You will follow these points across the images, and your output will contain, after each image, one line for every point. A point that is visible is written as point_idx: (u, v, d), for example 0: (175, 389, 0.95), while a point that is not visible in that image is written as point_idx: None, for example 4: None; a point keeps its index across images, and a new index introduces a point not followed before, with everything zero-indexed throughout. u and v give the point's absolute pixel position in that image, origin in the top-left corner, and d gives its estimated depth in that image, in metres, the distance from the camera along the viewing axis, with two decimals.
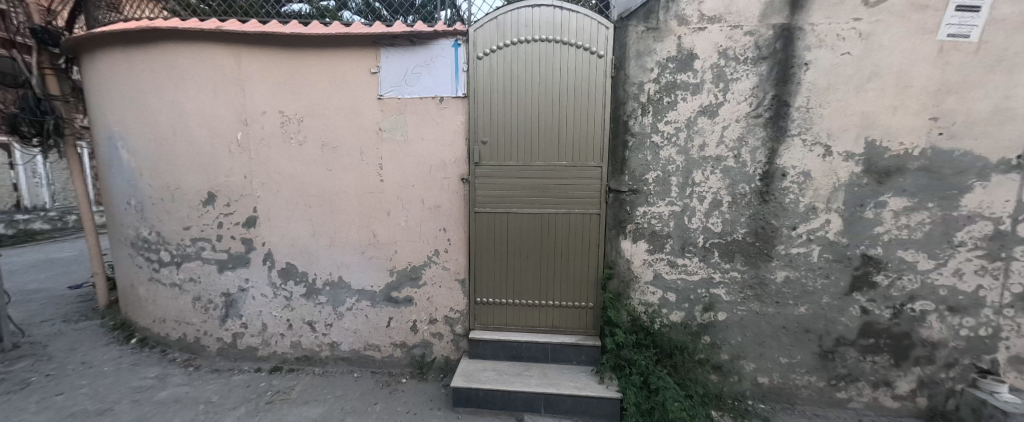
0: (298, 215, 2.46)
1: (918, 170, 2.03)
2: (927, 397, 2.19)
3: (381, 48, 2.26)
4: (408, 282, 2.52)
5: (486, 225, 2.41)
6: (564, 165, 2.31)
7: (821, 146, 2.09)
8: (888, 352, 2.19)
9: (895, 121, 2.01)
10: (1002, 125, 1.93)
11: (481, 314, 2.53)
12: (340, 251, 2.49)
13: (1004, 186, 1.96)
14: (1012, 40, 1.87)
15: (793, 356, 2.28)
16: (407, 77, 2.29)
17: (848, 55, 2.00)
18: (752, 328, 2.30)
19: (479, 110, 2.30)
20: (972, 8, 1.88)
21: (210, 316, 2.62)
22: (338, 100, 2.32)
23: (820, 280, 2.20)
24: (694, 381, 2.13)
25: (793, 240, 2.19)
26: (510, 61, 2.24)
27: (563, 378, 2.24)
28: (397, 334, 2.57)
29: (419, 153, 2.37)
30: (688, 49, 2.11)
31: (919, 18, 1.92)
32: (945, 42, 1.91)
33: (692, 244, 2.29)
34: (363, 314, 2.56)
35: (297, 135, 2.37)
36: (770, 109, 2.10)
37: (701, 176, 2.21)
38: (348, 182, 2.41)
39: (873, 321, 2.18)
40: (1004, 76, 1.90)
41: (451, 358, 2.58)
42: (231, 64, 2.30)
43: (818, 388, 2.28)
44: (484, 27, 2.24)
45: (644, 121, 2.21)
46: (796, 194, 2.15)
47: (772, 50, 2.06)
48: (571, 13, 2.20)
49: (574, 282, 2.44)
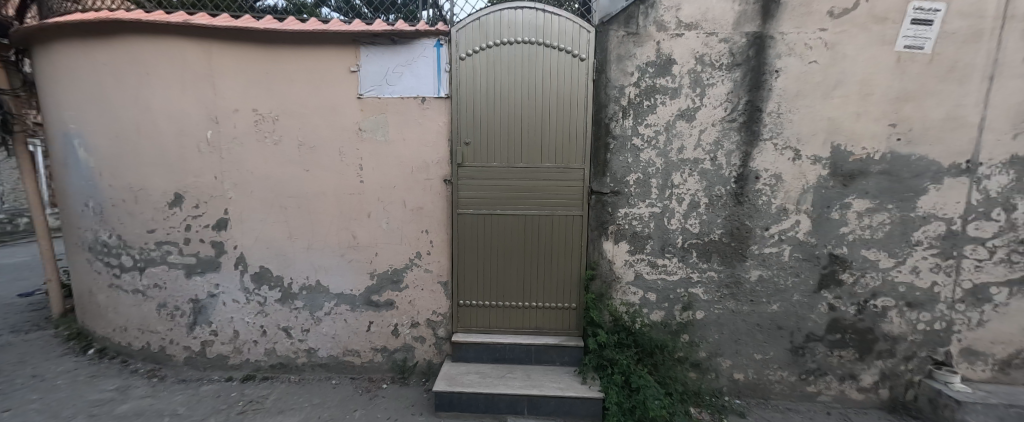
0: (273, 217, 2.38)
1: (880, 173, 2.15)
2: (889, 388, 2.31)
3: (361, 46, 2.22)
4: (389, 285, 2.47)
5: (469, 227, 2.39)
6: (547, 166, 2.32)
7: (791, 150, 2.18)
8: (853, 347, 2.30)
9: (858, 126, 2.12)
10: (953, 131, 2.07)
11: (464, 316, 2.50)
12: (318, 254, 2.42)
13: (955, 188, 2.10)
14: (960, 52, 2.01)
15: (767, 352, 2.37)
16: (388, 76, 2.25)
17: (816, 63, 2.09)
18: (728, 326, 2.37)
19: (462, 111, 2.28)
20: (925, 22, 2.01)
21: (177, 324, 2.49)
22: (316, 99, 2.25)
23: (791, 278, 2.29)
24: (674, 379, 2.17)
25: (766, 240, 2.28)
26: (493, 62, 2.24)
27: (546, 379, 2.24)
28: (377, 339, 2.52)
29: (400, 154, 2.33)
30: (666, 54, 2.17)
31: (879, 30, 2.04)
32: (902, 53, 2.04)
33: (672, 244, 2.34)
34: (341, 318, 2.49)
35: (272, 135, 2.29)
36: (743, 114, 2.18)
37: (680, 178, 2.27)
38: (327, 184, 2.35)
39: (840, 317, 2.28)
40: (954, 86, 2.04)
41: (434, 362, 2.54)
42: (200, 60, 2.20)
43: (790, 383, 2.37)
44: (466, 27, 2.23)
45: (626, 124, 2.25)
46: (768, 196, 2.23)
47: (746, 57, 2.14)
48: (553, 16, 2.21)
49: (557, 283, 2.45)
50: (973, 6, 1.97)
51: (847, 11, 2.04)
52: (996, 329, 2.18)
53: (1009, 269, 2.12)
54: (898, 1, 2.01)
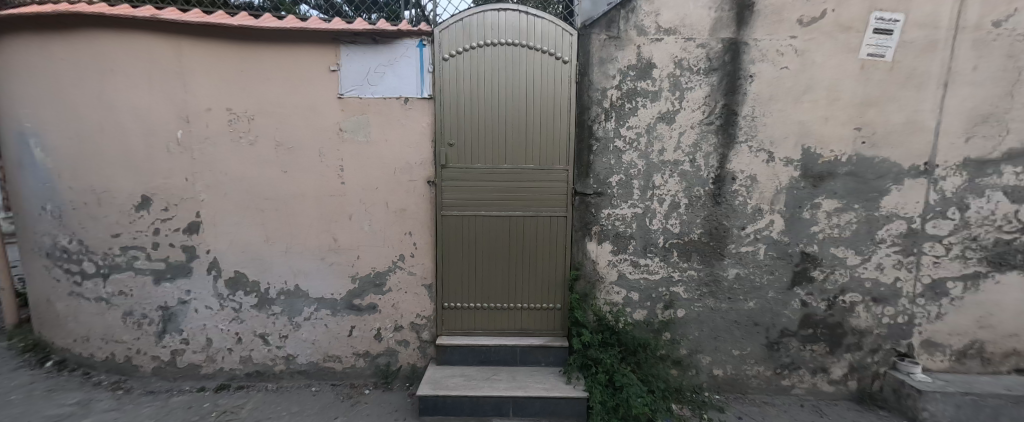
0: (249, 220, 2.30)
1: (847, 175, 2.25)
2: (857, 380, 2.42)
3: (341, 45, 2.17)
4: (371, 289, 2.42)
5: (453, 229, 2.37)
6: (532, 168, 2.33)
7: (765, 152, 2.26)
8: (824, 341, 2.40)
9: (826, 130, 2.22)
10: (912, 135, 2.19)
11: (449, 319, 2.48)
12: (297, 257, 2.35)
13: (914, 189, 2.23)
14: (918, 61, 2.13)
15: (744, 348, 2.44)
16: (369, 76, 2.21)
17: (787, 69, 2.18)
18: (708, 323, 2.43)
19: (446, 112, 2.27)
20: (886, 31, 2.12)
21: (145, 333, 2.38)
22: (294, 98, 2.20)
23: (766, 276, 2.37)
24: (656, 376, 2.20)
25: (742, 239, 2.35)
26: (476, 63, 2.24)
27: (531, 380, 2.25)
28: (359, 343, 2.47)
29: (383, 155, 2.30)
30: (646, 58, 2.21)
31: (844, 38, 2.14)
32: (865, 60, 2.15)
33: (654, 244, 2.39)
34: (321, 323, 2.43)
35: (247, 135, 2.21)
36: (720, 117, 2.25)
37: (661, 179, 2.32)
38: (306, 185, 2.29)
39: (812, 313, 2.38)
40: (912, 92, 2.16)
41: (418, 366, 2.51)
42: (169, 57, 2.11)
43: (766, 378, 2.46)
44: (449, 28, 2.21)
45: (608, 126, 2.29)
46: (744, 196, 2.31)
47: (722, 62, 2.21)
48: (536, 19, 2.23)
49: (542, 284, 2.46)
50: (929, 17, 2.10)
51: (815, 19, 2.14)
52: (953, 322, 2.32)
53: (963, 264, 2.26)
54: (862, 10, 2.11)
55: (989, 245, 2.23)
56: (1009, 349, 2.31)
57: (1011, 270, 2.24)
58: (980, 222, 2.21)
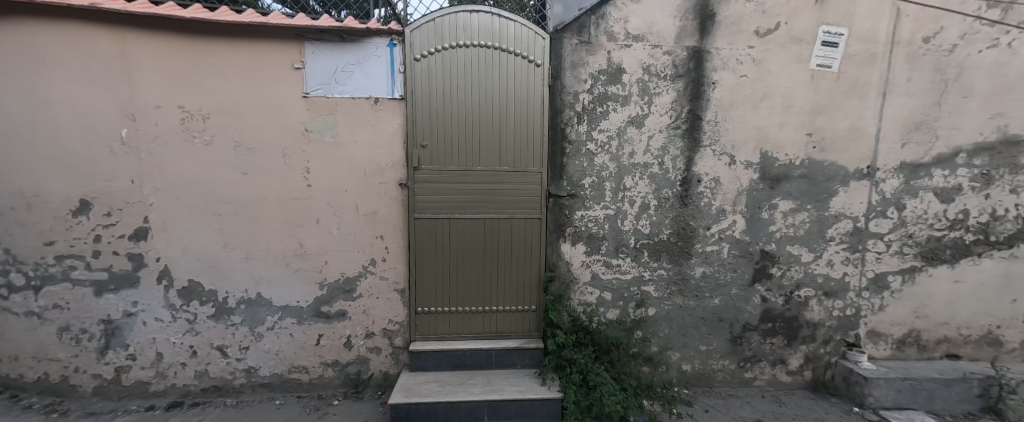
0: (205, 225, 2.16)
1: (800, 177, 2.40)
2: (812, 370, 2.58)
3: (306, 42, 2.09)
4: (340, 295, 2.34)
5: (427, 232, 2.33)
6: (506, 170, 2.33)
7: (727, 155, 2.37)
8: (782, 334, 2.54)
9: (781, 135, 2.36)
10: (856, 140, 2.37)
11: (422, 324, 2.43)
12: (259, 264, 2.24)
13: (859, 190, 2.41)
14: (860, 72, 2.31)
15: (710, 343, 2.54)
16: (337, 75, 2.14)
17: (746, 77, 2.30)
18: (677, 320, 2.52)
19: (418, 113, 2.23)
20: (833, 44, 2.28)
21: (85, 349, 2.17)
22: (255, 96, 2.09)
23: (729, 273, 2.48)
24: (629, 374, 2.25)
25: (708, 239, 2.45)
26: (449, 64, 2.21)
27: (506, 383, 2.24)
28: (328, 352, 2.37)
29: (351, 156, 2.22)
30: (616, 63, 2.27)
31: (796, 49, 2.28)
32: (815, 70, 2.30)
33: (626, 245, 2.44)
34: (286, 333, 2.32)
35: (202, 134, 2.08)
36: (686, 121, 2.34)
37: (631, 181, 2.38)
38: (268, 188, 2.18)
39: (771, 308, 2.51)
40: (856, 101, 2.34)
41: (390, 373, 2.45)
42: (113, 49, 1.95)
43: (731, 371, 2.57)
44: (420, 28, 2.17)
45: (580, 129, 2.32)
46: (709, 197, 2.41)
47: (687, 70, 2.30)
48: (509, 22, 2.23)
49: (517, 286, 2.46)
50: (869, 32, 2.28)
51: (770, 31, 2.27)
52: (893, 313, 2.51)
53: (902, 260, 2.46)
54: (811, 24, 2.26)
55: (923, 242, 2.44)
56: (941, 336, 2.53)
57: (941, 264, 2.46)
58: (915, 221, 2.42)
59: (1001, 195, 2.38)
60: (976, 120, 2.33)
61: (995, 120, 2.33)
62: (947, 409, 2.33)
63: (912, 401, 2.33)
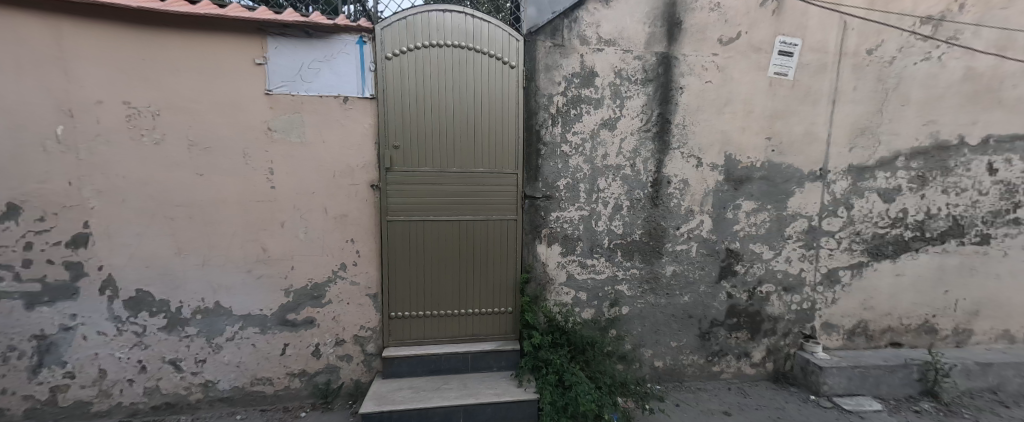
0: (156, 230, 2.01)
1: (761, 179, 2.53)
2: (773, 361, 2.72)
3: (268, 37, 1.99)
4: (308, 302, 2.24)
5: (400, 235, 2.27)
6: (481, 172, 2.31)
7: (695, 158, 2.47)
8: (745, 328, 2.66)
9: (743, 139, 2.48)
10: (810, 144, 2.53)
11: (396, 329, 2.37)
12: (217, 271, 2.10)
13: (813, 191, 2.57)
14: (813, 80, 2.47)
15: (680, 339, 2.62)
16: (302, 72, 2.06)
17: (710, 83, 2.40)
18: (650, 318, 2.58)
19: (390, 113, 2.17)
20: (788, 53, 2.43)
21: (13, 368, 1.93)
22: (212, 93, 1.96)
23: (698, 271, 2.58)
24: (603, 372, 2.27)
25: (678, 238, 2.53)
26: (422, 63, 2.17)
27: (483, 386, 2.22)
28: (294, 362, 2.26)
29: (319, 157, 2.14)
30: (589, 67, 2.31)
31: (756, 57, 2.41)
32: (773, 78, 2.44)
33: (600, 245, 2.48)
34: (248, 343, 2.19)
35: (152, 133, 1.93)
36: (656, 124, 2.42)
37: (605, 183, 2.43)
38: (228, 190, 2.05)
39: (736, 304, 2.63)
40: (809, 107, 2.50)
41: (362, 381, 2.37)
42: (44, 36, 1.76)
43: (700, 365, 2.66)
44: (392, 26, 2.12)
45: (555, 131, 2.35)
46: (678, 198, 2.50)
47: (656, 74, 2.37)
48: (483, 23, 2.23)
49: (493, 288, 2.45)
50: (820, 43, 2.44)
51: (732, 39, 2.38)
52: (844, 305, 2.70)
53: (851, 255, 2.64)
54: (768, 34, 2.40)
55: (869, 239, 2.63)
56: (885, 326, 2.74)
57: (885, 259, 2.66)
58: (862, 219, 2.61)
59: (934, 195, 2.61)
60: (912, 126, 2.54)
61: (928, 127, 2.55)
62: (891, 393, 2.53)
63: (861, 387, 2.50)
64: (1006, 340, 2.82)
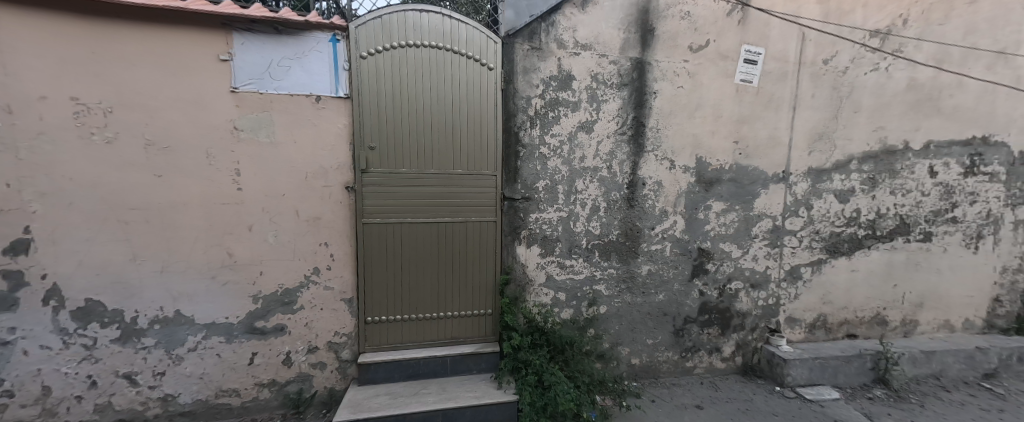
0: (108, 236, 1.87)
1: (730, 181, 2.65)
2: (742, 355, 2.84)
3: (235, 32, 1.91)
4: (278, 308, 2.15)
5: (377, 238, 2.22)
6: (460, 173, 2.30)
7: (668, 160, 2.55)
8: (716, 324, 2.76)
9: (713, 143, 2.59)
10: (774, 148, 2.66)
11: (373, 334, 2.31)
12: (178, 278, 1.99)
13: (777, 192, 2.71)
14: (776, 87, 2.61)
15: (656, 337, 2.69)
16: (271, 70, 1.98)
17: (682, 88, 2.50)
18: (627, 317, 2.64)
19: (365, 113, 2.12)
20: (753, 61, 2.55)
21: None
22: (173, 89, 1.86)
23: (672, 270, 2.66)
24: (582, 371, 2.32)
25: (653, 238, 2.61)
26: (399, 63, 2.14)
27: (462, 389, 2.19)
28: (263, 372, 2.16)
29: (290, 158, 2.06)
30: (566, 70, 2.35)
31: (724, 65, 2.52)
32: (739, 84, 2.56)
33: (578, 245, 2.52)
34: (212, 353, 2.08)
35: (103, 131, 1.80)
36: (631, 128, 2.48)
37: (583, 184, 2.47)
38: (190, 192, 1.95)
39: (707, 301, 2.73)
40: (773, 113, 2.63)
41: (337, 389, 2.30)
42: None
43: (674, 361, 2.74)
44: (367, 24, 2.08)
45: (533, 133, 2.36)
46: (653, 199, 2.57)
47: (631, 79, 2.44)
48: (460, 24, 2.22)
49: (472, 290, 2.43)
50: (781, 52, 2.58)
51: (702, 47, 2.48)
52: (806, 300, 2.85)
53: (812, 253, 2.80)
54: (735, 43, 2.51)
55: (827, 237, 2.80)
56: (843, 319, 2.92)
57: (842, 256, 2.84)
58: (821, 219, 2.78)
59: (884, 196, 2.81)
60: (864, 132, 2.73)
61: (878, 132, 2.75)
62: (848, 382, 2.70)
63: (821, 377, 2.66)
64: (946, 329, 3.07)
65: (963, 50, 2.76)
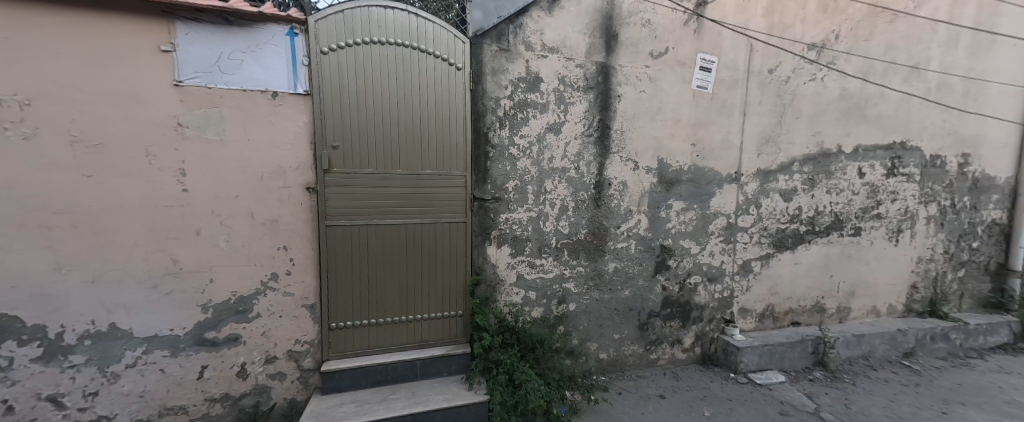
0: (24, 243, 1.64)
1: (689, 182, 2.80)
2: (701, 345, 3.01)
3: (178, 21, 1.77)
4: (231, 317, 2.02)
5: (341, 240, 2.14)
6: (428, 174, 2.26)
7: (632, 161, 2.65)
8: (677, 317, 2.91)
9: (672, 145, 2.72)
10: (727, 151, 2.85)
11: (337, 340, 2.22)
12: (113, 288, 1.80)
13: (730, 192, 2.89)
14: (728, 93, 2.79)
15: (622, 332, 2.79)
16: (221, 63, 1.86)
17: (644, 93, 2.61)
18: (595, 313, 2.71)
19: (327, 111, 2.03)
20: (708, 69, 2.71)
21: None
22: (105, 81, 1.68)
23: (636, 267, 2.77)
24: (552, 368, 2.36)
25: (619, 236, 2.70)
26: (363, 60, 2.07)
27: (432, 393, 2.16)
28: (214, 386, 2.02)
29: (243, 157, 1.94)
30: (534, 72, 2.38)
31: (681, 71, 2.66)
32: (696, 90, 2.71)
33: (548, 245, 2.56)
34: (155, 369, 1.91)
35: (19, 124, 1.59)
36: (597, 130, 2.55)
37: (551, 185, 2.51)
38: (127, 194, 1.78)
39: (669, 295, 2.87)
40: (726, 117, 2.81)
41: (298, 399, 2.20)
42: None
43: (639, 355, 2.85)
44: (328, 19, 1.99)
45: (503, 134, 2.38)
46: (619, 199, 2.66)
47: (596, 83, 2.51)
48: (427, 22, 2.18)
49: (442, 292, 2.40)
50: (733, 61, 2.76)
51: (661, 54, 2.60)
52: (757, 292, 3.07)
53: (761, 248, 3.02)
54: (692, 51, 2.66)
55: (774, 233, 3.03)
56: (788, 308, 3.17)
57: (787, 250, 3.08)
58: (769, 216, 3.00)
59: (821, 195, 3.09)
60: (804, 136, 2.99)
61: (816, 137, 3.01)
62: (793, 366, 2.93)
63: (770, 362, 2.88)
64: (874, 314, 3.42)
65: (884, 64, 3.09)
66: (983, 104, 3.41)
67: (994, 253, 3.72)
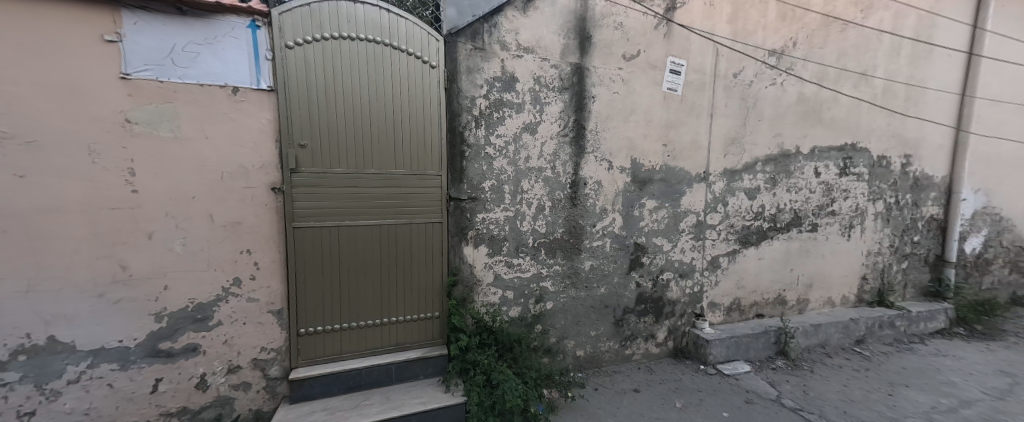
0: None
1: (660, 181, 2.88)
2: (673, 339, 3.10)
3: (125, 10, 1.64)
4: (189, 325, 1.90)
5: (310, 242, 2.05)
6: (402, 173, 2.21)
7: (606, 161, 2.70)
8: (651, 313, 2.99)
9: (645, 145, 2.79)
10: (696, 152, 2.96)
11: (307, 347, 2.13)
12: (51, 298, 1.65)
13: (699, 191, 3.01)
14: (696, 95, 2.89)
15: (599, 328, 2.84)
16: (174, 55, 1.74)
17: (617, 94, 2.66)
18: (572, 311, 2.75)
19: (293, 108, 1.95)
20: (677, 72, 2.80)
21: None
22: (39, 71, 1.53)
23: (611, 264, 2.82)
24: (530, 367, 2.37)
25: (594, 235, 2.74)
26: (331, 55, 2.00)
27: (408, 397, 2.12)
28: (170, 400, 1.90)
29: (201, 155, 1.82)
30: (510, 72, 2.38)
31: (652, 74, 2.74)
32: (666, 92, 2.79)
33: (525, 245, 2.57)
34: (103, 383, 1.77)
35: None
36: (572, 130, 2.58)
37: (528, 184, 2.52)
38: (67, 195, 1.63)
39: (643, 291, 2.94)
40: (695, 119, 2.92)
41: (264, 409, 2.10)
42: None
43: (615, 350, 2.91)
44: (293, 12, 1.91)
45: (478, 133, 2.36)
46: (594, 199, 2.71)
47: (571, 83, 2.54)
48: (400, 19, 2.13)
49: (418, 294, 2.36)
50: (700, 65, 2.87)
51: (634, 56, 2.67)
52: (724, 286, 3.21)
53: (728, 244, 3.16)
54: (662, 54, 2.74)
55: (740, 230, 3.17)
56: (753, 301, 3.33)
57: (751, 246, 3.24)
58: (735, 213, 3.14)
59: (782, 193, 3.26)
60: (766, 137, 3.14)
61: (777, 138, 3.17)
62: (757, 356, 3.09)
63: (736, 353, 3.01)
64: (829, 305, 3.65)
65: (837, 70, 3.30)
66: (922, 109, 3.70)
67: (932, 246, 4.06)
